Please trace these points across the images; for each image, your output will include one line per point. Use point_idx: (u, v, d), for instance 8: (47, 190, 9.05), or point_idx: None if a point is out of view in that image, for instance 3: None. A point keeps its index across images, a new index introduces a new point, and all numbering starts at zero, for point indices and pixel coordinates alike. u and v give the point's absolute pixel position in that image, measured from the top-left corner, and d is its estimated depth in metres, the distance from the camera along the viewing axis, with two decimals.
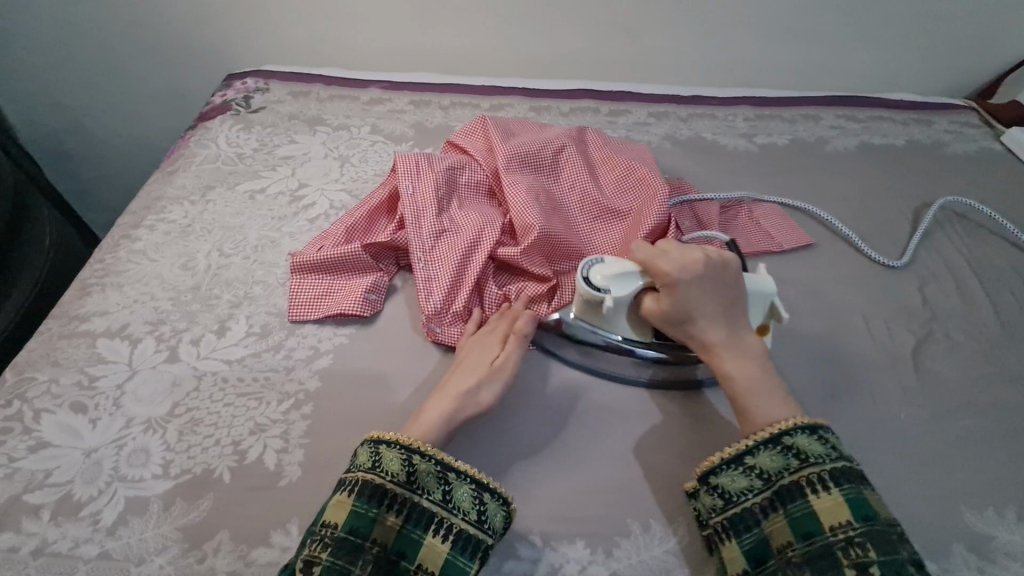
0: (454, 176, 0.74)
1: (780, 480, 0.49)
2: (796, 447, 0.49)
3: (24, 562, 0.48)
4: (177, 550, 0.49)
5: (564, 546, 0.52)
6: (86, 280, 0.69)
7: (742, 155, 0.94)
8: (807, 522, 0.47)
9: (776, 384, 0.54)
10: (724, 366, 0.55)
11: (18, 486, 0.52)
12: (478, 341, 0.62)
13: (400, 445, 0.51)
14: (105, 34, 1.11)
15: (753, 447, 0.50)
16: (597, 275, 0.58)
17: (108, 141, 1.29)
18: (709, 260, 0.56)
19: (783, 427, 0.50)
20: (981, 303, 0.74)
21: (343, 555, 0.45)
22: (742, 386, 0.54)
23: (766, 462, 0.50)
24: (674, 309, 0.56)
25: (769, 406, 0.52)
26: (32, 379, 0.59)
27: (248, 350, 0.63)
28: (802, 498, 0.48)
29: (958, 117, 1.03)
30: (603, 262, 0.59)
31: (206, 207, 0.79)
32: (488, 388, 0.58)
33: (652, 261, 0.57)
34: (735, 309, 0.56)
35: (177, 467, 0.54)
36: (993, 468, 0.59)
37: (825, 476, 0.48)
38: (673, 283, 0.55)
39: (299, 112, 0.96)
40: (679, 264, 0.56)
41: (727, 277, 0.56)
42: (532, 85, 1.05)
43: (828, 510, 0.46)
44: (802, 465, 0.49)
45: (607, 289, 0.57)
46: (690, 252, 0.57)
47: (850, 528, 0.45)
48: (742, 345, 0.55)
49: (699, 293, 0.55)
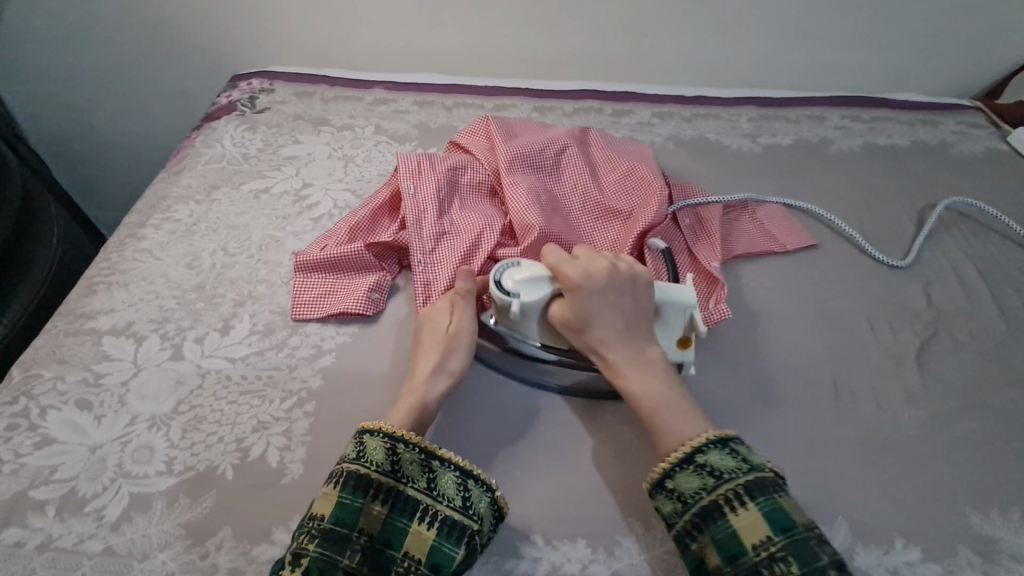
0: (456, 176, 0.75)
1: (699, 501, 0.49)
2: (708, 465, 0.50)
3: (29, 558, 0.49)
4: (180, 546, 0.50)
5: (564, 545, 0.52)
6: (92, 279, 0.70)
7: (746, 155, 0.94)
8: (730, 543, 0.46)
9: (681, 398, 0.55)
10: (625, 381, 0.56)
11: (23, 482, 0.53)
12: (428, 311, 0.63)
13: (384, 434, 0.51)
14: (112, 35, 1.12)
15: (669, 470, 0.50)
16: (509, 280, 0.59)
17: (116, 142, 1.30)
18: (615, 273, 0.58)
19: (693, 445, 0.51)
20: (986, 304, 0.74)
21: (330, 546, 0.46)
22: (643, 399, 0.55)
23: (684, 483, 0.50)
24: (577, 317, 0.57)
25: (670, 418, 0.53)
26: (38, 377, 0.60)
27: (252, 349, 0.63)
28: (721, 518, 0.47)
29: (964, 118, 1.03)
30: (518, 266, 0.60)
31: (211, 207, 0.79)
32: (454, 355, 0.59)
33: (560, 266, 0.58)
34: (640, 320, 0.58)
35: (180, 464, 0.54)
36: (997, 470, 0.59)
37: (740, 492, 0.48)
38: (576, 290, 0.57)
39: (304, 112, 0.97)
40: (585, 274, 0.58)
41: (634, 288, 0.58)
42: (536, 85, 1.05)
43: (746, 528, 0.46)
44: (718, 482, 0.49)
45: (516, 293, 0.58)
46: (598, 263, 0.59)
47: (770, 543, 0.45)
48: (645, 358, 0.57)
49: (602, 301, 0.57)
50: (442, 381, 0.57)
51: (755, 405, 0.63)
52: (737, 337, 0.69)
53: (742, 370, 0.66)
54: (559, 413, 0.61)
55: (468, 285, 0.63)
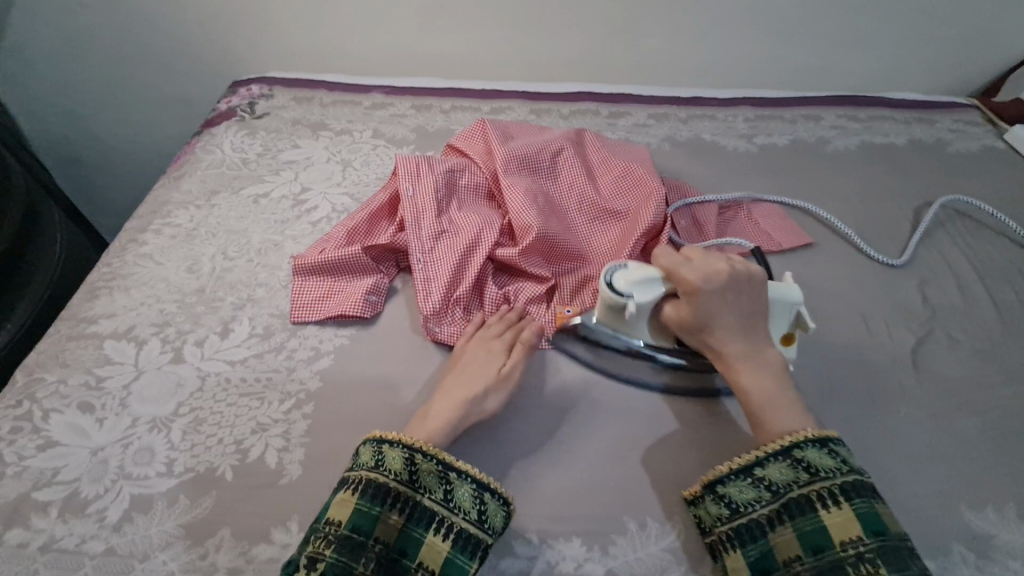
0: (453, 178, 0.75)
1: (790, 493, 0.49)
2: (805, 461, 0.50)
3: (31, 559, 0.50)
4: (180, 547, 0.50)
5: (560, 544, 0.53)
6: (93, 284, 0.71)
7: (741, 156, 0.94)
8: (817, 537, 0.47)
9: (795, 397, 0.54)
10: (741, 379, 0.55)
11: (26, 484, 0.53)
12: (483, 347, 0.63)
13: (403, 444, 0.52)
14: (114, 43, 1.14)
15: (763, 459, 0.51)
16: (622, 280, 0.59)
17: (117, 148, 1.32)
18: (733, 272, 0.57)
19: (794, 440, 0.51)
20: (982, 302, 0.74)
21: (346, 553, 0.47)
22: (759, 398, 0.54)
23: (775, 474, 0.50)
24: (693, 317, 0.56)
25: (785, 418, 0.53)
26: (40, 381, 0.61)
27: (251, 351, 0.64)
28: (811, 511, 0.48)
29: (960, 116, 1.03)
30: (627, 269, 0.60)
31: (211, 212, 0.80)
32: (494, 395, 0.59)
33: (675, 267, 0.57)
34: (757, 321, 0.57)
35: (180, 465, 0.55)
36: (993, 468, 0.59)
37: (836, 491, 0.48)
38: (694, 291, 0.56)
39: (303, 117, 0.97)
40: (703, 273, 0.56)
41: (750, 288, 0.57)
42: (531, 88, 1.06)
43: (838, 526, 0.47)
44: (812, 478, 0.49)
45: (630, 294, 0.58)
46: (714, 262, 0.57)
47: (860, 543, 0.46)
48: (761, 358, 0.55)
49: (720, 302, 0.56)
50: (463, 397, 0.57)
51: None
52: None
53: None
54: (557, 414, 0.61)
55: (530, 337, 0.64)
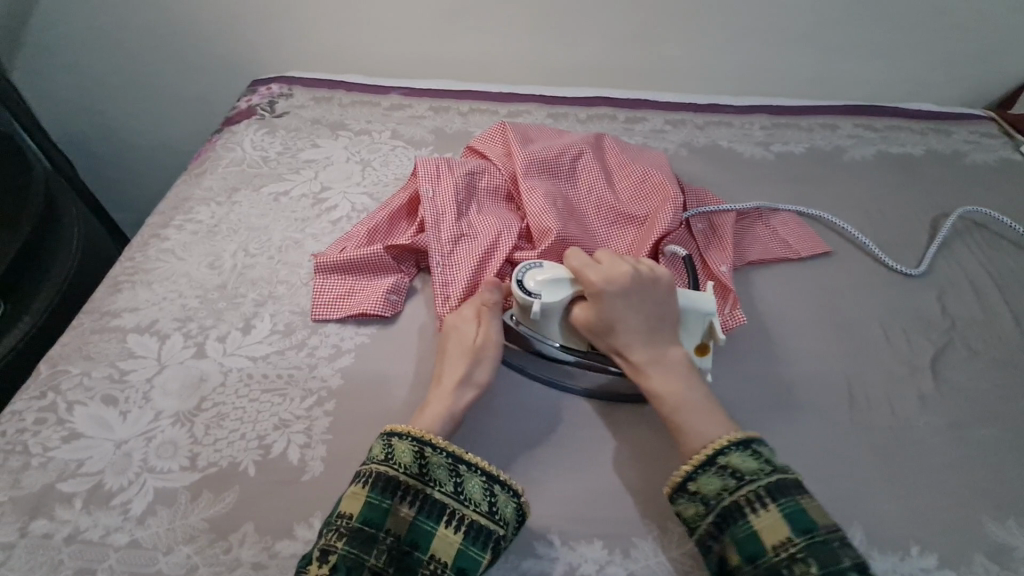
0: (473, 180, 0.76)
1: (721, 502, 0.49)
2: (730, 467, 0.49)
3: (58, 549, 0.50)
4: (203, 541, 0.50)
5: (581, 546, 0.53)
6: (116, 278, 0.71)
7: (758, 163, 0.95)
8: (750, 544, 0.46)
9: (707, 400, 0.54)
10: (650, 381, 0.55)
11: (51, 475, 0.54)
12: (454, 321, 0.62)
13: (412, 437, 0.52)
14: (135, 41, 1.15)
15: (691, 473, 0.50)
16: (531, 280, 0.60)
17: (135, 145, 1.32)
18: (638, 275, 0.58)
19: (715, 447, 0.50)
20: (1001, 313, 0.74)
21: (358, 545, 0.47)
22: (666, 401, 0.54)
23: (705, 485, 0.50)
24: (600, 321, 0.57)
25: (693, 422, 0.53)
26: (65, 372, 0.61)
27: (273, 348, 0.65)
28: (742, 518, 0.47)
29: (977, 128, 1.03)
30: (540, 267, 0.61)
31: (233, 208, 0.81)
32: (481, 367, 0.59)
33: (581, 270, 0.58)
34: (664, 324, 0.57)
35: (203, 460, 0.55)
36: (1013, 478, 0.59)
37: (761, 493, 0.48)
38: (599, 294, 0.57)
39: (322, 117, 0.98)
40: (606, 276, 0.57)
41: (657, 290, 0.58)
42: (550, 92, 1.07)
43: (767, 529, 0.46)
44: (739, 483, 0.49)
45: (538, 294, 0.59)
46: (620, 265, 0.58)
47: (790, 544, 0.45)
48: (670, 361, 0.56)
49: (624, 305, 0.56)
50: (474, 393, 0.57)
51: (766, 406, 0.64)
52: (749, 343, 0.70)
53: (754, 376, 0.66)
54: (577, 418, 0.61)
55: (495, 298, 0.62)
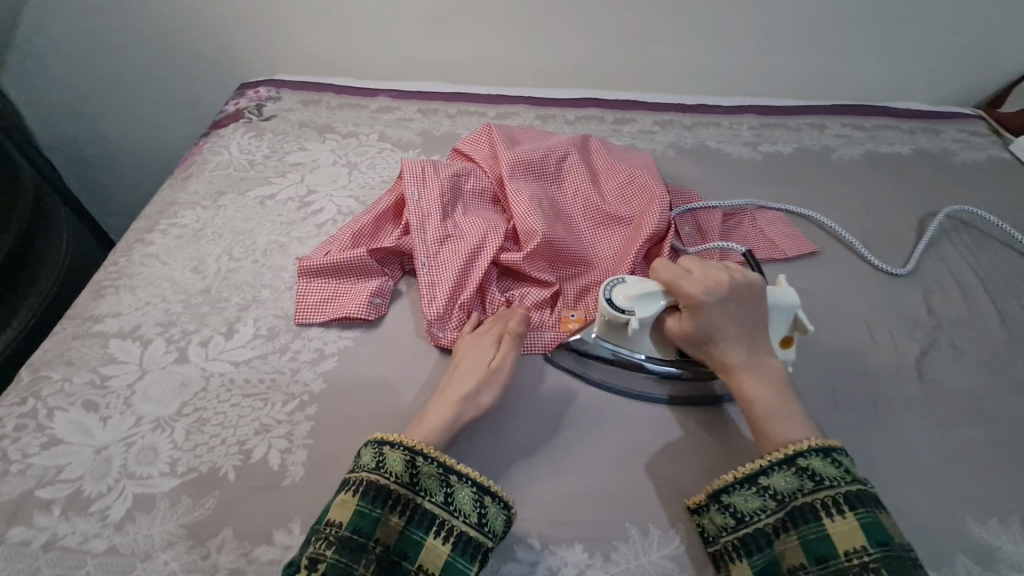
0: (459, 182, 0.76)
1: (794, 501, 0.49)
2: (810, 469, 0.50)
3: (34, 556, 0.50)
4: (182, 547, 0.50)
5: (562, 549, 0.52)
6: (100, 282, 0.71)
7: (746, 164, 0.94)
8: (820, 546, 0.47)
9: (797, 407, 0.55)
10: (743, 388, 0.56)
11: (30, 481, 0.54)
12: (473, 342, 0.63)
13: (404, 446, 0.52)
14: (122, 44, 1.14)
15: (768, 468, 0.51)
16: (620, 296, 0.59)
17: (125, 148, 1.32)
18: (734, 283, 0.57)
19: (798, 449, 0.51)
20: (987, 312, 0.74)
21: (347, 553, 0.46)
22: (761, 407, 0.54)
23: (780, 483, 0.50)
24: (695, 330, 0.57)
25: (786, 427, 0.53)
26: (46, 379, 0.61)
27: (255, 352, 0.64)
28: (815, 520, 0.48)
29: (966, 127, 1.03)
30: (625, 282, 0.60)
31: (218, 212, 0.81)
32: (487, 391, 0.59)
33: (675, 281, 0.57)
34: (756, 330, 0.57)
35: (183, 465, 0.55)
36: (997, 479, 0.59)
37: (840, 500, 0.48)
38: (696, 305, 0.56)
39: (310, 120, 0.98)
40: (703, 286, 0.56)
41: (751, 297, 0.57)
42: (538, 94, 1.06)
43: (842, 535, 0.47)
44: (816, 487, 0.49)
45: (631, 309, 0.59)
46: (716, 274, 0.57)
47: (864, 553, 0.46)
48: (762, 367, 0.56)
49: (721, 314, 0.56)
50: (460, 396, 0.57)
51: None
52: None
53: None
54: (562, 422, 0.61)
55: (518, 327, 0.65)
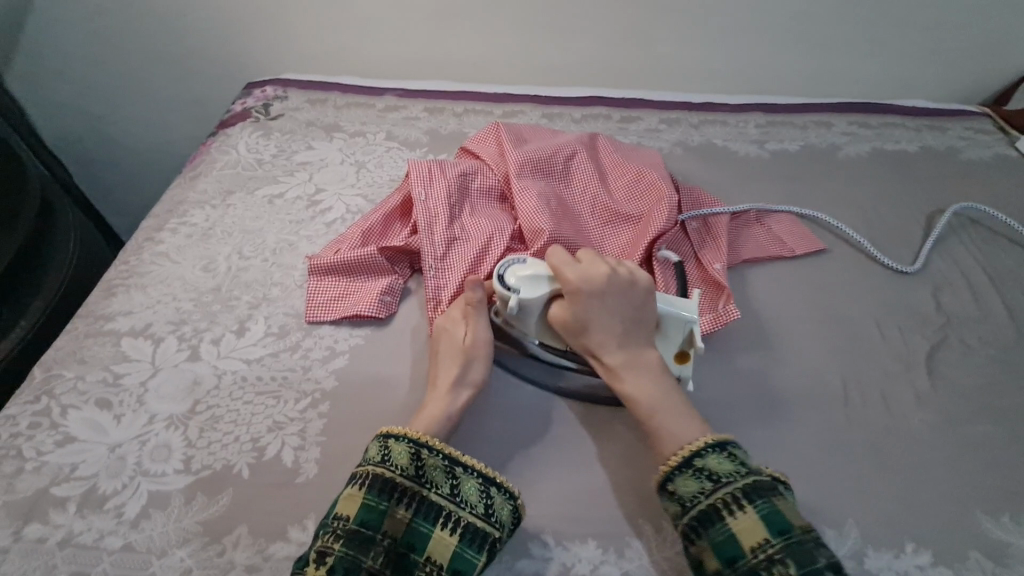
0: (467, 181, 0.76)
1: (697, 504, 0.49)
2: (707, 469, 0.50)
3: (52, 553, 0.50)
4: (197, 544, 0.50)
5: (575, 546, 0.52)
6: (110, 281, 0.71)
7: (753, 162, 0.94)
8: (728, 546, 0.47)
9: (679, 400, 0.55)
10: (623, 379, 0.56)
11: (45, 479, 0.54)
12: (444, 323, 0.63)
13: (408, 439, 0.52)
14: (129, 44, 1.15)
15: (669, 474, 0.51)
16: (512, 275, 0.60)
17: (132, 148, 1.32)
18: (614, 276, 0.58)
19: (692, 449, 0.51)
20: (995, 309, 0.74)
21: (355, 547, 0.47)
22: (642, 403, 0.55)
23: (682, 488, 0.50)
24: (575, 319, 0.57)
25: (668, 424, 0.54)
26: (59, 377, 0.61)
27: (267, 350, 0.65)
28: (719, 521, 0.48)
29: (972, 125, 1.03)
30: (524, 263, 0.61)
31: (227, 211, 0.81)
32: (473, 367, 0.60)
33: (558, 270, 0.58)
34: (638, 324, 0.58)
35: (197, 462, 0.55)
36: (1007, 476, 0.59)
37: (738, 495, 0.48)
38: (576, 294, 0.57)
39: (317, 119, 0.98)
40: (583, 276, 0.58)
41: (634, 290, 0.58)
42: (545, 92, 1.07)
43: (745, 530, 0.47)
44: (716, 486, 0.49)
45: (516, 288, 0.59)
46: (597, 266, 0.59)
47: (767, 545, 0.45)
48: (643, 360, 0.57)
49: (600, 304, 0.57)
50: (470, 394, 0.58)
51: (762, 404, 0.63)
52: (746, 342, 0.69)
53: (747, 375, 0.66)
54: (570, 419, 0.61)
55: (478, 295, 0.62)
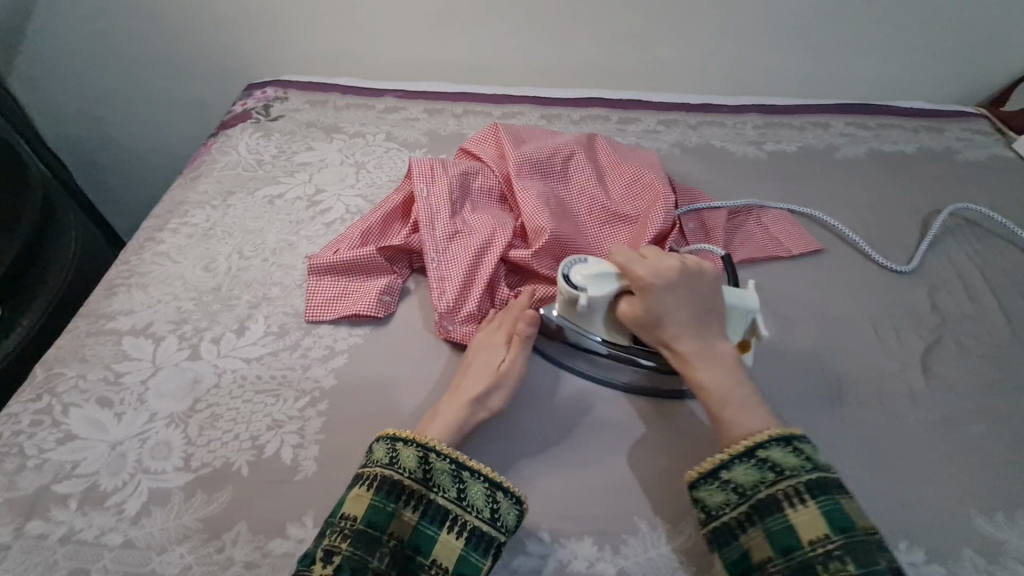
0: (466, 181, 0.76)
1: (756, 494, 0.49)
2: (770, 461, 0.50)
3: (52, 549, 0.50)
4: (197, 540, 0.51)
5: (571, 543, 0.53)
6: (112, 281, 0.72)
7: (751, 163, 0.95)
8: (785, 537, 0.47)
9: (751, 393, 0.54)
10: (696, 372, 0.55)
11: (47, 476, 0.54)
12: (485, 342, 0.64)
13: (416, 443, 0.53)
14: (132, 47, 1.15)
15: (728, 461, 0.51)
16: (577, 274, 0.59)
17: (133, 149, 1.33)
18: (685, 269, 0.58)
19: (756, 440, 0.51)
20: (991, 309, 0.74)
21: (362, 546, 0.47)
22: (716, 395, 0.54)
23: (741, 476, 0.50)
24: (646, 312, 0.57)
25: (738, 415, 0.53)
26: (60, 375, 0.62)
27: (267, 349, 0.65)
28: (779, 511, 0.48)
29: (969, 126, 1.03)
30: (585, 262, 0.61)
31: (227, 211, 0.81)
32: (497, 393, 0.59)
33: (627, 264, 0.58)
34: (712, 316, 0.57)
35: (197, 460, 0.56)
36: (1002, 474, 0.59)
37: (802, 489, 0.48)
38: (646, 287, 0.57)
39: (317, 120, 0.99)
40: (654, 270, 0.57)
41: (704, 283, 0.58)
42: (544, 93, 1.07)
43: (805, 524, 0.47)
44: (778, 478, 0.49)
45: (584, 288, 0.59)
46: (667, 259, 0.59)
47: (828, 541, 0.46)
48: (717, 352, 0.56)
49: (672, 296, 0.56)
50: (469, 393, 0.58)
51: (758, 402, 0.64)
52: None
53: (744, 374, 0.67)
54: (568, 417, 0.62)
55: (529, 331, 0.63)
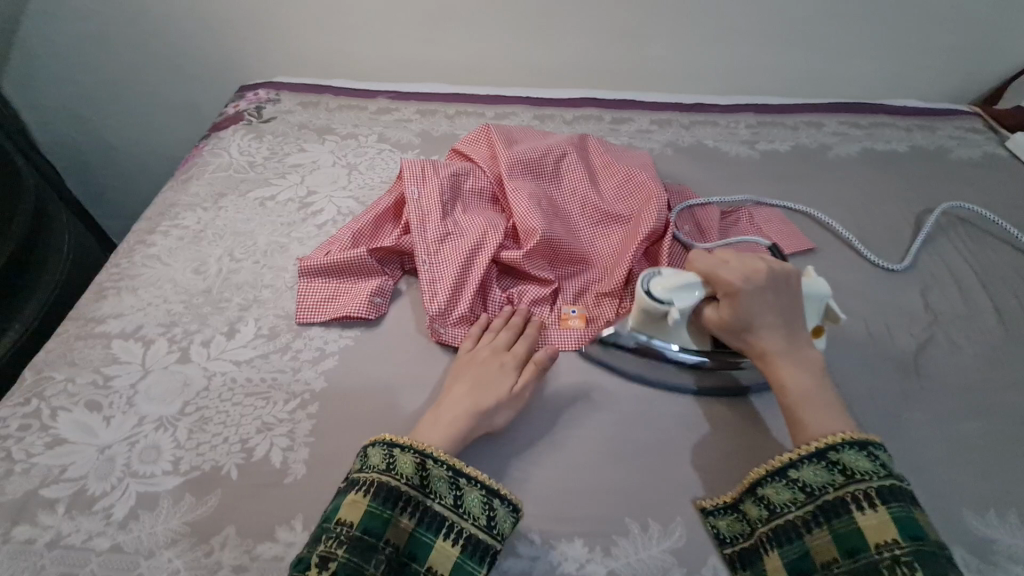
0: (458, 182, 0.76)
1: (825, 495, 0.49)
2: (841, 464, 0.49)
3: (39, 554, 0.50)
4: (185, 544, 0.51)
5: (562, 544, 0.53)
6: (102, 284, 0.72)
7: (743, 162, 0.95)
8: (851, 539, 0.47)
9: (834, 398, 0.54)
10: (780, 376, 0.54)
11: (34, 481, 0.54)
12: (493, 362, 0.62)
13: (414, 449, 0.52)
14: (126, 50, 1.15)
15: (796, 460, 0.51)
16: (658, 287, 0.59)
17: (126, 152, 1.33)
18: (774, 273, 0.56)
19: (829, 441, 0.50)
20: (983, 307, 0.74)
21: (358, 553, 0.47)
22: (797, 398, 0.53)
23: (810, 476, 0.50)
24: (733, 317, 0.56)
25: (820, 420, 0.52)
26: (49, 379, 0.61)
27: (257, 351, 0.65)
28: (846, 514, 0.48)
29: (962, 124, 1.03)
30: (662, 275, 0.60)
31: (218, 214, 0.81)
32: (501, 413, 0.58)
33: (714, 269, 0.57)
34: (796, 321, 0.56)
35: (186, 463, 0.55)
36: (994, 473, 0.59)
37: (872, 494, 0.47)
38: (735, 292, 0.55)
39: (309, 121, 0.99)
40: (743, 274, 0.56)
41: (790, 287, 0.56)
42: (536, 94, 1.07)
43: (873, 528, 0.46)
44: (847, 481, 0.49)
45: (670, 302, 0.58)
46: (754, 263, 0.57)
47: (895, 546, 0.45)
48: (801, 356, 0.55)
49: (761, 302, 0.55)
50: (463, 396, 0.58)
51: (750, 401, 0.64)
52: None
53: None
54: (560, 418, 0.62)
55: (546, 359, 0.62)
